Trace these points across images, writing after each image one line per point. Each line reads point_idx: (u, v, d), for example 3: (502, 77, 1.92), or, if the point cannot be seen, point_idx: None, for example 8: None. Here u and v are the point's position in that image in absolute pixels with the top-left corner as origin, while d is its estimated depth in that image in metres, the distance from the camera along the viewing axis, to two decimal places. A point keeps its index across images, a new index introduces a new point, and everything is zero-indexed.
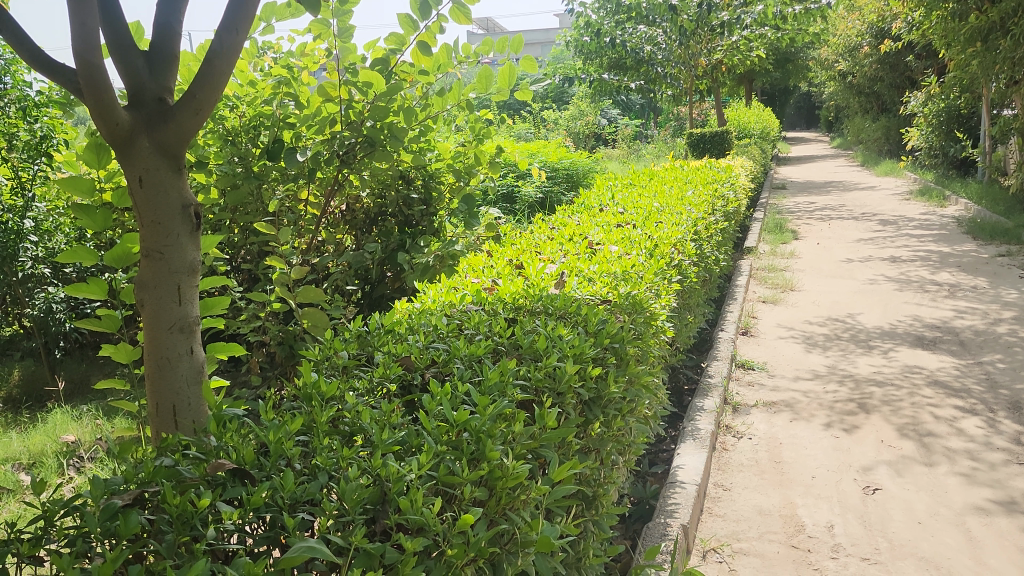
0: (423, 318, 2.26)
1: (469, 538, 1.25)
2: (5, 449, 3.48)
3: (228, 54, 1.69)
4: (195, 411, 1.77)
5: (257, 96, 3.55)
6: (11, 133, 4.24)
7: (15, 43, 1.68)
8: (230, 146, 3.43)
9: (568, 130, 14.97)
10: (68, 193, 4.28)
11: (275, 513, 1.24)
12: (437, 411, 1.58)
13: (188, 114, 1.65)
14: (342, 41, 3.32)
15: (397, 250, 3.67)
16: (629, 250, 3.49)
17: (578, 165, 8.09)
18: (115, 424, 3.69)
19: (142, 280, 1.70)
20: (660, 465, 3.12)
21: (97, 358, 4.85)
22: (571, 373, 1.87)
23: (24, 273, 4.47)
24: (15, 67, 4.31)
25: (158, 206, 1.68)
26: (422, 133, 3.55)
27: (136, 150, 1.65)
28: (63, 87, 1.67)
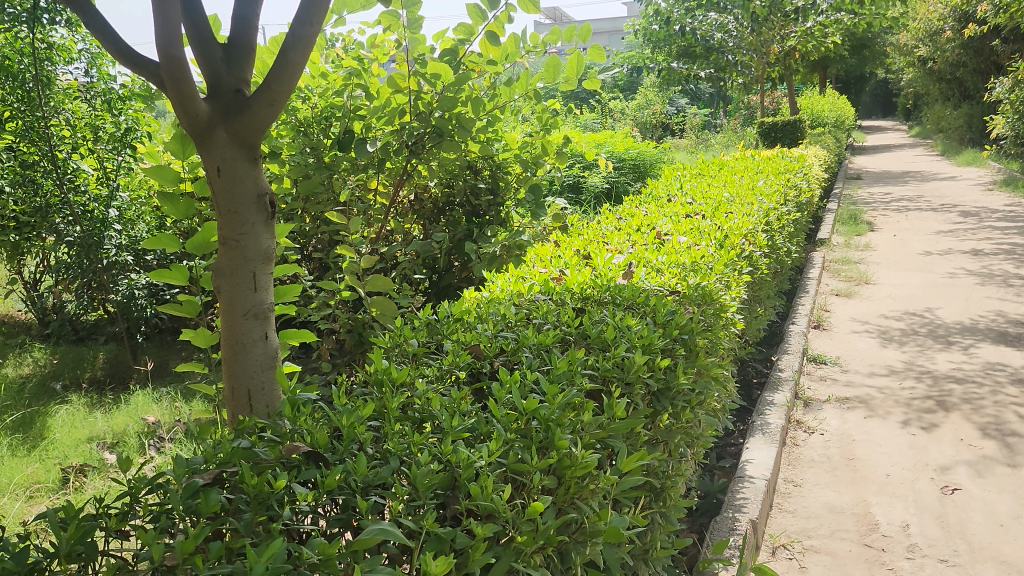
0: (491, 307, 2.28)
1: (539, 525, 1.24)
2: (89, 429, 3.64)
3: (303, 46, 1.72)
4: (268, 395, 1.82)
5: (329, 87, 3.64)
6: (97, 125, 4.51)
7: (101, 37, 1.74)
8: (302, 137, 3.54)
9: (635, 121, 14.81)
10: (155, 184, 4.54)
11: (348, 496, 1.26)
12: (506, 399, 1.59)
13: (265, 105, 1.69)
14: (411, 32, 3.36)
15: (464, 240, 3.68)
16: (698, 241, 3.44)
17: (646, 156, 7.99)
18: (192, 406, 3.84)
19: (219, 267, 1.76)
20: (728, 459, 3.08)
21: (175, 342, 5.02)
22: (640, 363, 1.85)
23: (108, 261, 4.53)
24: (100, 59, 4.64)
25: (234, 195, 1.73)
26: (490, 123, 3.56)
27: (214, 140, 1.69)
28: (146, 80, 1.73)
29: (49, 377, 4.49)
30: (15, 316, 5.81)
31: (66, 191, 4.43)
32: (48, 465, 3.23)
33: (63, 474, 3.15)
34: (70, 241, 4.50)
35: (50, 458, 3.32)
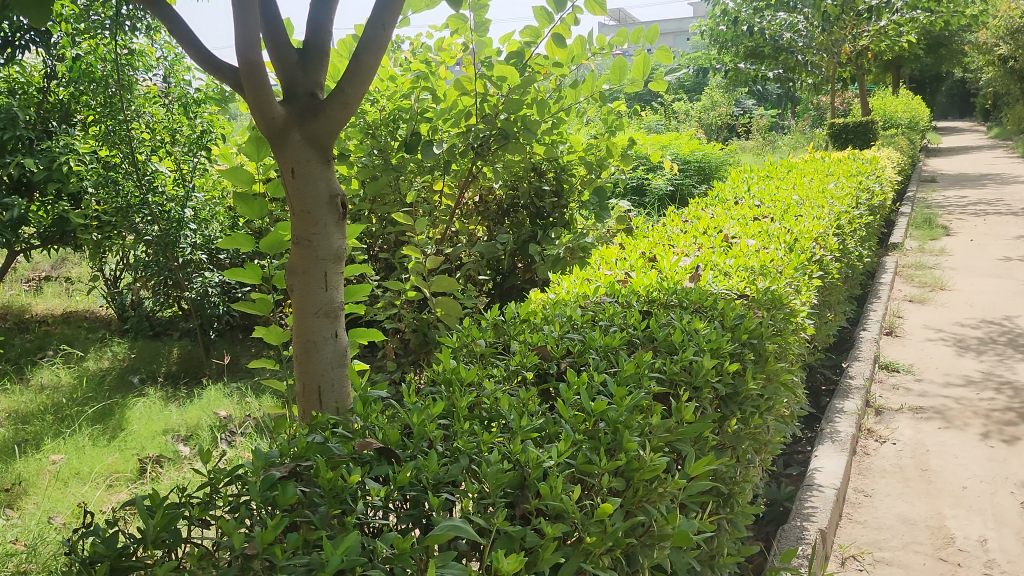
0: (558, 308, 2.30)
1: (609, 527, 1.24)
2: (165, 422, 3.76)
3: (375, 49, 1.75)
4: (338, 392, 1.86)
5: (397, 91, 3.67)
6: (174, 128, 4.72)
7: (183, 42, 1.80)
8: (370, 140, 3.62)
9: (700, 122, 14.64)
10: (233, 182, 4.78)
11: (419, 492, 1.28)
12: (574, 400, 1.60)
13: (337, 108, 1.73)
14: (478, 35, 3.39)
15: (528, 241, 3.75)
16: (767, 244, 3.40)
17: (712, 157, 7.89)
18: (262, 402, 3.95)
19: (293, 267, 1.81)
20: (795, 467, 3.03)
21: (245, 339, 5.18)
22: (709, 367, 1.83)
23: (185, 259, 4.68)
24: (176, 68, 4.87)
25: (307, 196, 1.77)
26: (555, 125, 3.56)
27: (289, 142, 1.74)
28: (225, 84, 1.78)
29: (128, 371, 4.63)
30: (96, 312, 6.05)
31: (146, 192, 4.52)
32: (126, 455, 3.35)
33: (140, 464, 3.27)
34: (149, 240, 4.59)
35: (129, 448, 3.44)
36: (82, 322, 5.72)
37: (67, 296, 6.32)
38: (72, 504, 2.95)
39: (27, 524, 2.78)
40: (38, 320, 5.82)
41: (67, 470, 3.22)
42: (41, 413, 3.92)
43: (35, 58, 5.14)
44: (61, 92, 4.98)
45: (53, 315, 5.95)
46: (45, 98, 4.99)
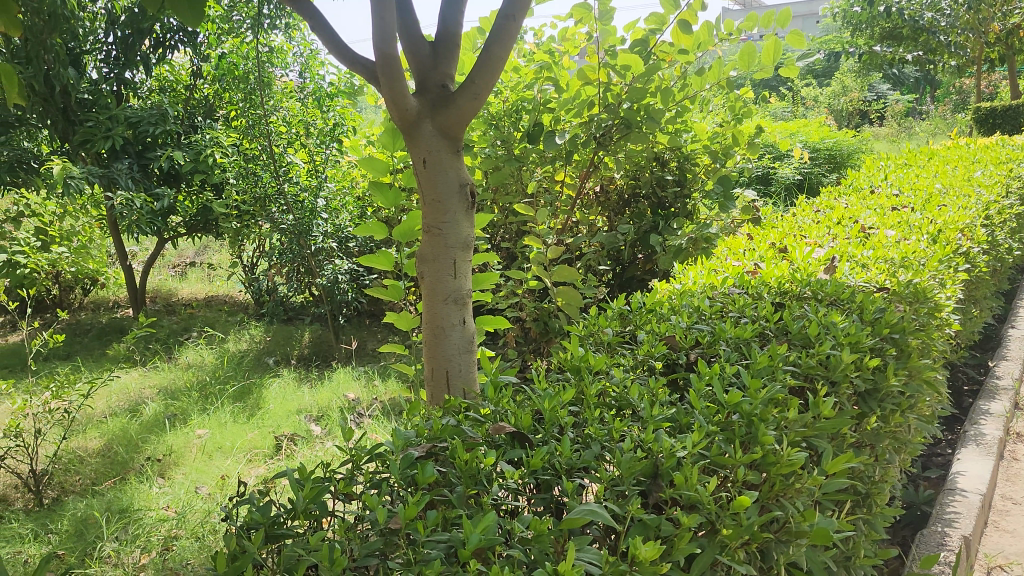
0: (685, 299, 2.27)
1: (745, 520, 1.22)
2: (298, 402, 3.95)
3: (505, 40, 1.77)
4: (465, 376, 1.91)
5: (520, 82, 3.74)
6: (308, 121, 4.99)
7: (324, 40, 1.88)
8: (494, 130, 3.71)
9: (830, 108, 14.07)
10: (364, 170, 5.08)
11: (552, 477, 1.30)
12: (707, 391, 1.58)
13: (468, 98, 1.76)
14: (603, 24, 3.32)
15: (649, 232, 3.74)
16: (908, 236, 3.24)
17: (844, 145, 7.58)
18: (388, 387, 4.10)
19: (424, 255, 1.87)
20: (935, 469, 2.88)
21: (372, 325, 5.37)
22: (847, 362, 1.76)
23: (316, 247, 4.86)
24: (311, 63, 5.17)
25: (438, 185, 1.82)
26: (679, 113, 3.50)
27: (421, 132, 1.79)
28: (361, 77, 1.85)
29: (264, 352, 4.88)
30: (235, 296, 6.41)
31: (281, 182, 4.73)
32: (264, 432, 3.54)
33: (276, 441, 3.44)
34: (284, 228, 4.77)
35: (266, 426, 3.64)
36: (223, 306, 6.07)
37: (209, 281, 6.73)
38: (215, 475, 3.14)
39: (177, 493, 2.98)
40: (183, 303, 6.22)
41: (211, 444, 3.44)
42: (187, 389, 4.19)
43: (183, 57, 5.57)
44: (206, 90, 5.49)
45: (197, 298, 6.36)
46: (192, 93, 5.49)
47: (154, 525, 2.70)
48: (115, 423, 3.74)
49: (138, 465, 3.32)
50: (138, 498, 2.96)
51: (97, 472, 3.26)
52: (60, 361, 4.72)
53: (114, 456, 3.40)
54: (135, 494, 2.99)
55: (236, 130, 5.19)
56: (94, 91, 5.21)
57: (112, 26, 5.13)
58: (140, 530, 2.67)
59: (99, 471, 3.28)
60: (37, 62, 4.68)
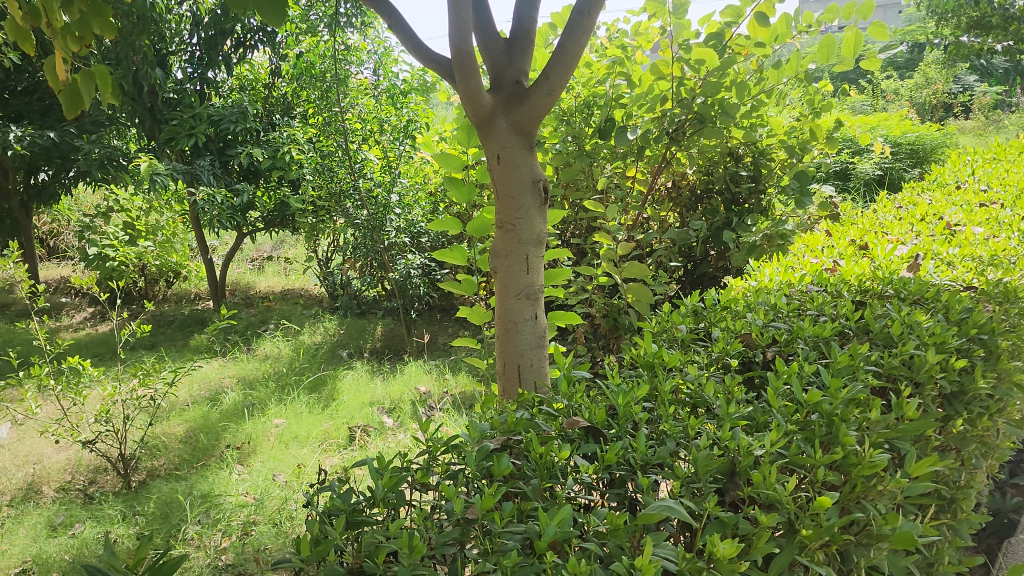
0: (761, 297, 2.23)
1: (825, 521, 1.19)
2: (371, 394, 4.03)
3: (580, 36, 1.76)
4: (537, 371, 1.92)
5: (593, 76, 3.75)
6: (382, 118, 5.07)
7: (402, 39, 1.91)
8: (565, 126, 3.76)
9: (912, 101, 13.63)
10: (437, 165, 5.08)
11: (627, 472, 1.30)
12: (785, 390, 1.55)
13: (542, 95, 1.76)
14: (676, 18, 3.26)
15: (722, 228, 3.68)
16: (997, 233, 3.12)
17: (928, 139, 7.33)
18: (459, 380, 4.16)
19: (497, 250, 1.89)
20: (1023, 476, 2.77)
21: (443, 320, 5.44)
22: (933, 362, 1.70)
23: (389, 242, 4.97)
24: (385, 60, 5.24)
25: (512, 181, 1.83)
26: (755, 107, 3.43)
27: (495, 129, 1.80)
28: (436, 75, 1.87)
29: (338, 345, 4.98)
30: (310, 290, 6.57)
31: (356, 177, 4.83)
32: (338, 423, 3.62)
33: (350, 432, 3.52)
34: (358, 223, 4.90)
35: (341, 416, 3.72)
36: (298, 299, 6.23)
37: (286, 275, 6.91)
38: (292, 464, 3.23)
39: (256, 480, 3.08)
40: (261, 296, 6.40)
41: (288, 433, 3.54)
42: (265, 379, 4.31)
43: (262, 56, 5.70)
44: (283, 87, 5.59)
45: (274, 291, 6.54)
46: (270, 92, 5.59)
47: (234, 510, 2.79)
48: (196, 411, 3.88)
49: (219, 452, 3.44)
50: (219, 484, 3.06)
51: (180, 458, 3.39)
52: (146, 350, 4.92)
53: (196, 443, 3.53)
54: (216, 480, 3.09)
55: (312, 127, 5.31)
56: (179, 91, 5.46)
57: (196, 28, 5.35)
58: (221, 515, 2.76)
59: (183, 457, 3.41)
60: (126, 63, 4.88)
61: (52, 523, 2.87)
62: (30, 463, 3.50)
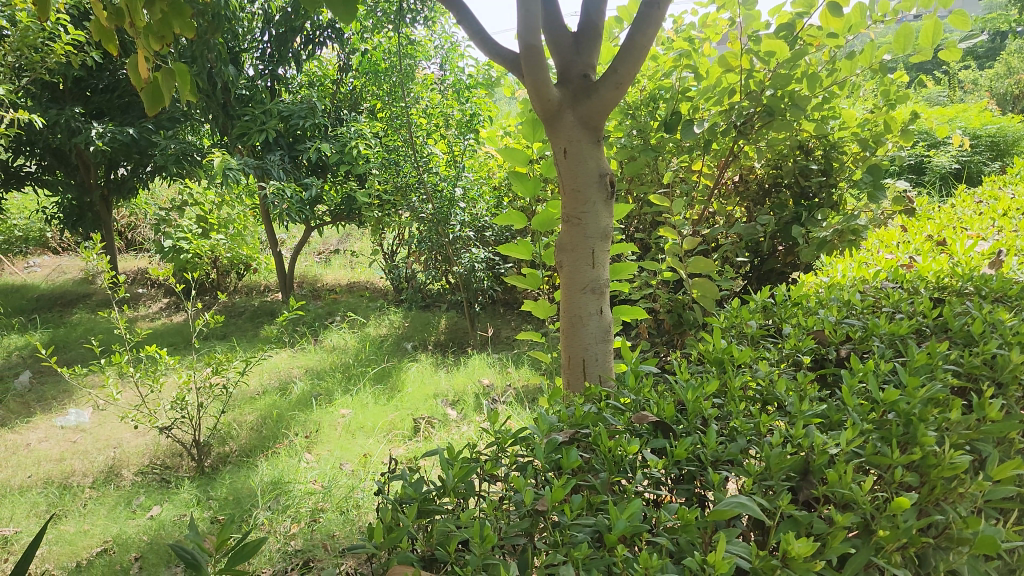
0: (833, 294, 2.19)
1: (903, 523, 1.16)
2: (435, 386, 4.07)
3: (648, 29, 1.74)
4: (602, 365, 1.91)
5: (659, 69, 3.72)
6: (447, 113, 5.12)
7: (470, 34, 1.92)
8: (631, 120, 3.77)
9: (992, 92, 13.15)
10: (501, 159, 5.10)
11: (697, 467, 1.29)
12: (860, 388, 1.52)
13: (610, 88, 1.75)
14: (746, 9, 3.19)
15: (791, 223, 3.62)
16: None
17: (1010, 130, 7.05)
18: (522, 374, 4.18)
19: (563, 244, 1.89)
20: None
21: (506, 313, 5.47)
22: (1018, 362, 1.63)
23: (454, 236, 4.98)
24: (451, 55, 5.25)
25: (578, 175, 1.82)
26: (827, 99, 3.34)
27: (562, 123, 1.80)
28: (504, 69, 1.88)
29: (403, 337, 5.05)
30: (375, 282, 6.66)
31: (422, 171, 4.88)
32: (403, 414, 3.67)
33: (414, 423, 3.57)
34: (423, 217, 4.92)
35: (405, 408, 3.77)
36: (364, 291, 6.34)
37: (352, 268, 7.03)
38: (358, 453, 3.29)
39: (323, 468, 3.14)
40: (328, 289, 6.53)
41: (355, 423, 3.60)
42: (332, 370, 4.39)
43: (331, 52, 5.83)
44: (352, 83, 5.75)
45: (340, 284, 6.66)
46: (338, 88, 5.79)
47: (302, 497, 2.86)
48: (267, 400, 3.98)
49: (288, 439, 3.53)
50: (288, 471, 3.13)
51: (252, 446, 3.49)
52: (218, 340, 5.06)
53: (267, 431, 3.63)
54: (286, 467, 3.16)
55: (379, 122, 5.38)
56: (251, 87, 5.58)
57: (268, 26, 5.46)
58: (290, 501, 2.83)
59: (253, 444, 3.51)
60: (200, 61, 5.02)
61: (131, 505, 2.98)
62: (110, 447, 3.64)
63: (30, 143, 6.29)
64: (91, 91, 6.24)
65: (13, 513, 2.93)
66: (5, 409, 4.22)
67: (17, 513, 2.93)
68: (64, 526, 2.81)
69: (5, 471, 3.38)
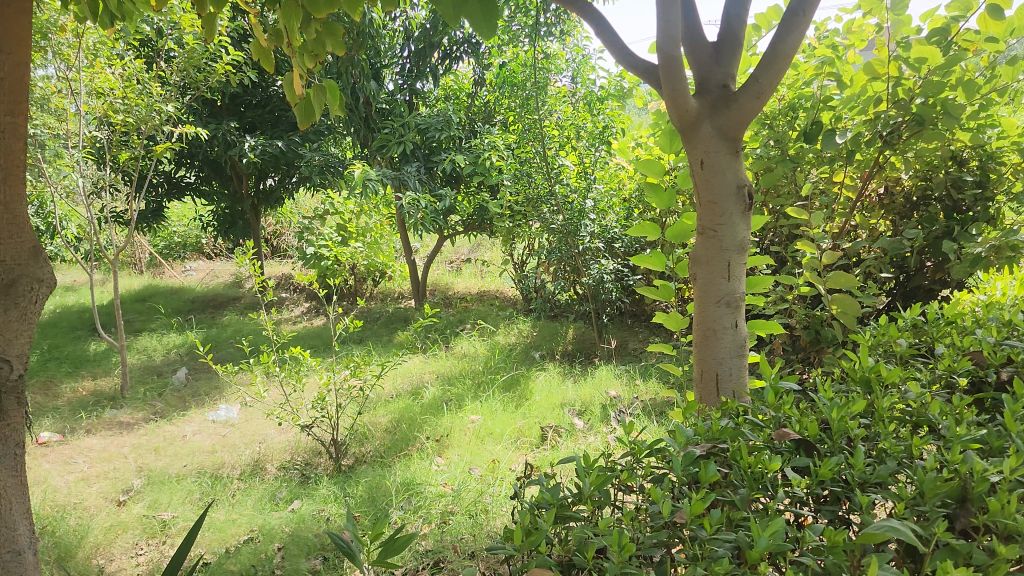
0: (991, 313, 2.07)
1: None
2: (563, 396, 4.09)
3: (793, 37, 1.70)
4: (736, 380, 1.87)
5: (799, 78, 3.64)
6: (579, 125, 5.19)
7: (608, 47, 1.93)
8: (768, 130, 3.70)
9: None
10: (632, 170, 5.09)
11: (844, 488, 1.24)
12: (1023, 414, 1.42)
13: (751, 98, 1.72)
14: (895, 14, 3.05)
15: (942, 237, 3.39)
16: None
17: None
18: (650, 387, 4.15)
19: (699, 256, 1.86)
20: None
21: (635, 326, 5.44)
22: None
23: (584, 247, 4.93)
24: (583, 68, 5.31)
25: (716, 186, 1.80)
26: (983, 107, 3.15)
27: (700, 133, 1.79)
28: (642, 81, 1.88)
29: (531, 346, 5.10)
30: (505, 292, 6.78)
31: (553, 182, 4.94)
32: (531, 422, 3.71)
33: (542, 432, 3.60)
34: (554, 228, 4.95)
35: (533, 416, 3.81)
36: (494, 300, 6.45)
37: (483, 277, 7.18)
38: (487, 459, 3.35)
39: (454, 472, 3.22)
40: (459, 297, 6.68)
41: (484, 429, 3.66)
42: (462, 376, 4.50)
43: (466, 67, 6.01)
44: (486, 96, 5.90)
45: (471, 292, 6.81)
46: (473, 101, 5.96)
47: (434, 499, 2.94)
48: (400, 403, 4.12)
49: (420, 442, 3.64)
50: (421, 473, 3.23)
51: (386, 446, 3.62)
52: (356, 344, 5.28)
53: (400, 432, 3.75)
54: (418, 469, 3.26)
55: (512, 134, 5.49)
56: (390, 101, 5.79)
57: (408, 42, 5.68)
58: (422, 502, 2.91)
59: (388, 445, 3.64)
60: (346, 77, 5.27)
61: (275, 497, 3.16)
62: (257, 441, 3.86)
63: (191, 155, 6.78)
64: (245, 106, 6.66)
65: (172, 498, 3.16)
66: (164, 402, 4.56)
67: (175, 498, 3.16)
68: (216, 513, 3.00)
69: (165, 459, 3.65)
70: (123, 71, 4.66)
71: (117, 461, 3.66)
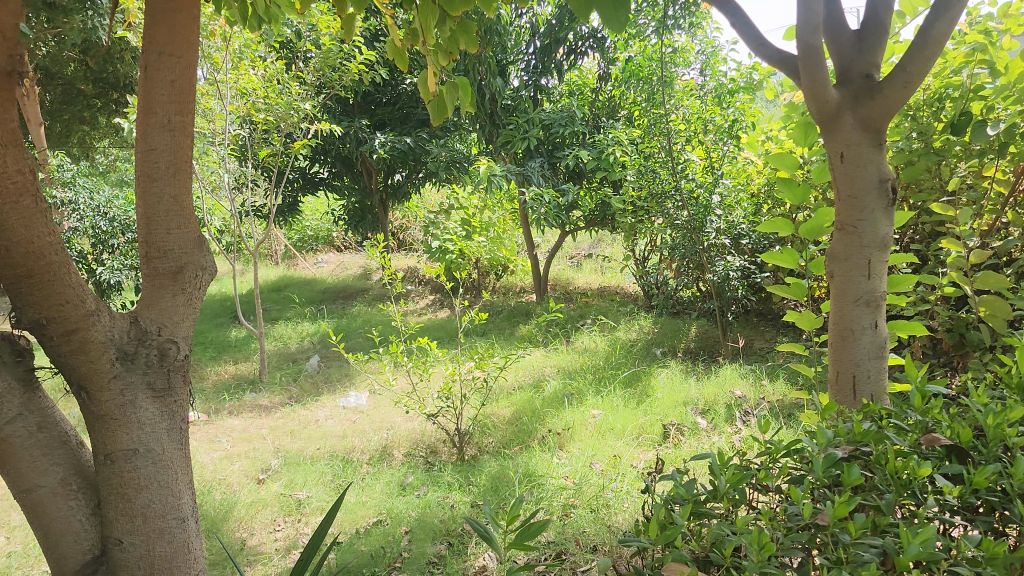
0: None
1: None
2: (686, 393, 4.02)
3: (944, 23, 1.60)
4: (874, 383, 1.79)
5: (946, 67, 3.43)
6: (707, 119, 5.09)
7: (744, 39, 1.89)
8: (911, 122, 3.50)
9: None
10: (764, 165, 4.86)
11: (1001, 498, 1.17)
12: None
13: (897, 87, 1.63)
14: None
15: None
16: None
17: None
18: (778, 388, 4.02)
19: (836, 252, 1.79)
20: None
21: (761, 325, 5.28)
22: None
23: (709, 243, 4.80)
24: (712, 59, 5.20)
25: (856, 181, 1.73)
26: None
27: (841, 125, 1.72)
28: (778, 71, 1.83)
29: (653, 343, 5.04)
30: (626, 287, 6.72)
31: (678, 178, 4.87)
32: (653, 419, 3.66)
33: (664, 429, 3.55)
34: (678, 224, 4.88)
35: (655, 412, 3.77)
36: (615, 296, 6.41)
37: (604, 272, 7.14)
38: (609, 454, 3.34)
39: (575, 465, 3.23)
40: (580, 292, 6.68)
41: (605, 425, 3.65)
42: (584, 371, 4.50)
43: (591, 62, 5.99)
44: (610, 91, 5.86)
45: (591, 287, 6.80)
46: (597, 96, 5.93)
47: (555, 491, 2.96)
48: (522, 396, 4.16)
49: (541, 434, 3.67)
50: (542, 465, 3.25)
51: (508, 437, 3.67)
52: (478, 336, 5.37)
53: (522, 424, 3.80)
54: (540, 461, 3.29)
55: (636, 129, 5.44)
56: (515, 98, 5.81)
57: (534, 38, 5.72)
58: (544, 494, 2.94)
59: (510, 436, 3.68)
60: (473, 73, 5.36)
61: (402, 482, 3.26)
62: (384, 428, 3.99)
63: (324, 152, 7.07)
64: (376, 104, 6.89)
65: (307, 479, 3.32)
66: (299, 388, 4.78)
67: (309, 479, 3.31)
68: (348, 495, 3.13)
69: (299, 442, 3.83)
70: (265, 72, 4.92)
71: (257, 441, 3.87)
